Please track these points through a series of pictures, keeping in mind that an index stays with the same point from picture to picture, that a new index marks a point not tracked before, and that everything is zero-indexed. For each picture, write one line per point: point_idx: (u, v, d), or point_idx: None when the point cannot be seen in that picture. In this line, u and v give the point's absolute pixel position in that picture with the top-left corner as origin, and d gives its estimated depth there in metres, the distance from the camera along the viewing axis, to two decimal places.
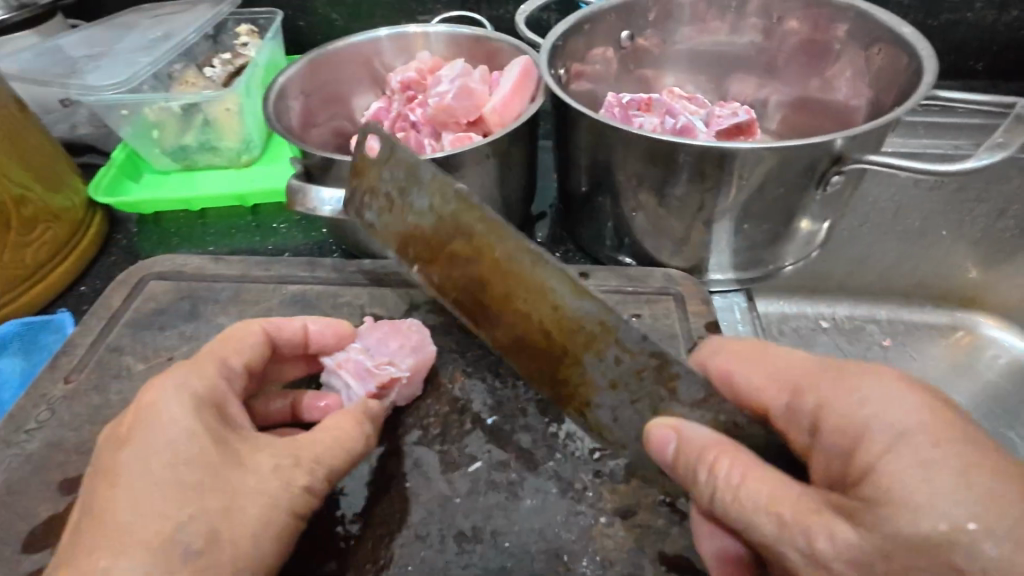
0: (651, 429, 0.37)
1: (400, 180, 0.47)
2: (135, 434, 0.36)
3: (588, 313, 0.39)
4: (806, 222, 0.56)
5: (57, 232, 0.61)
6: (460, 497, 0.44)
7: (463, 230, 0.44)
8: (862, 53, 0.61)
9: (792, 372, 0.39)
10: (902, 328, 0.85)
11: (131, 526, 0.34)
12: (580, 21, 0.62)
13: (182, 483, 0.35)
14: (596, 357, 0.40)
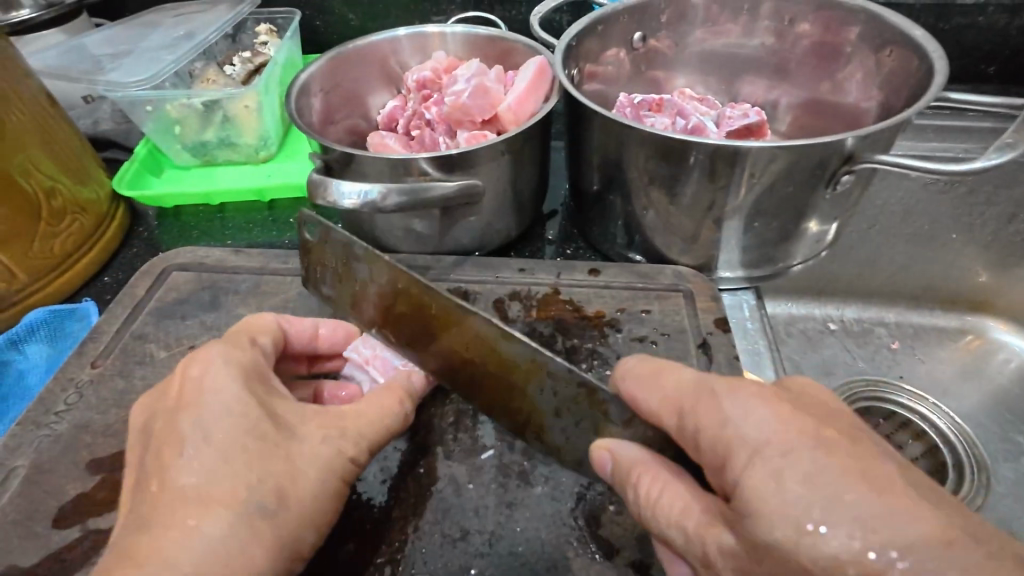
0: (591, 454, 0.40)
1: (340, 258, 0.51)
2: (186, 404, 0.38)
3: (520, 351, 0.42)
4: (815, 221, 0.57)
5: (84, 223, 0.64)
6: (474, 483, 0.46)
7: (400, 291, 0.47)
8: (873, 55, 0.62)
9: (672, 388, 0.37)
10: (911, 330, 0.85)
11: (191, 489, 0.35)
12: (593, 22, 0.63)
13: (233, 453, 0.36)
14: (538, 389, 0.42)
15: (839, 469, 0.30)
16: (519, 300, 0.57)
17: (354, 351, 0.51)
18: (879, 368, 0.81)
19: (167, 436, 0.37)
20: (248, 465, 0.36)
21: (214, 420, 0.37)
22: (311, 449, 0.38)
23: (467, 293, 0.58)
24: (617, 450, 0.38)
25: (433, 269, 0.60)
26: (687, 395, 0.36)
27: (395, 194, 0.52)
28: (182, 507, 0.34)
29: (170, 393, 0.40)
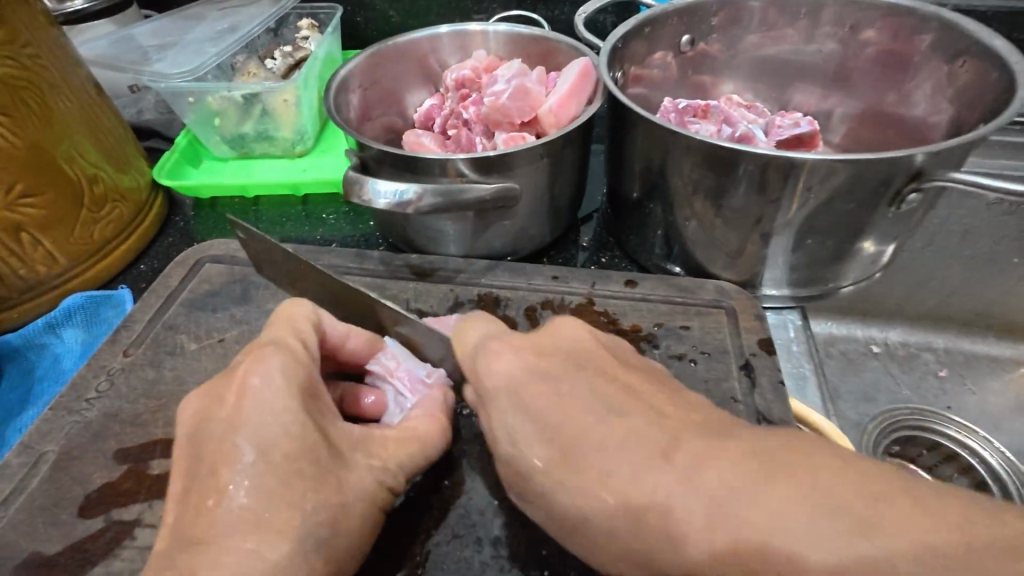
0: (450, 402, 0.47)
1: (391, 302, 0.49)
2: (242, 422, 0.37)
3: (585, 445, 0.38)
4: (871, 241, 0.53)
5: (122, 211, 0.64)
6: (497, 500, 0.44)
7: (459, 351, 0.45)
8: (944, 66, 0.58)
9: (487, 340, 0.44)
10: (962, 357, 0.80)
11: (240, 513, 0.34)
12: (641, 24, 0.61)
13: (285, 478, 0.36)
14: None
15: (556, 399, 0.38)
16: (552, 309, 0.55)
17: (376, 362, 0.49)
18: (924, 397, 0.76)
19: (218, 454, 0.36)
20: (298, 493, 0.36)
21: (271, 441, 0.36)
22: (358, 480, 0.39)
23: (498, 299, 0.56)
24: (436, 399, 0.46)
25: (464, 272, 0.58)
26: (480, 342, 0.44)
27: (429, 194, 0.51)
28: (232, 532, 0.34)
29: (221, 406, 0.38)
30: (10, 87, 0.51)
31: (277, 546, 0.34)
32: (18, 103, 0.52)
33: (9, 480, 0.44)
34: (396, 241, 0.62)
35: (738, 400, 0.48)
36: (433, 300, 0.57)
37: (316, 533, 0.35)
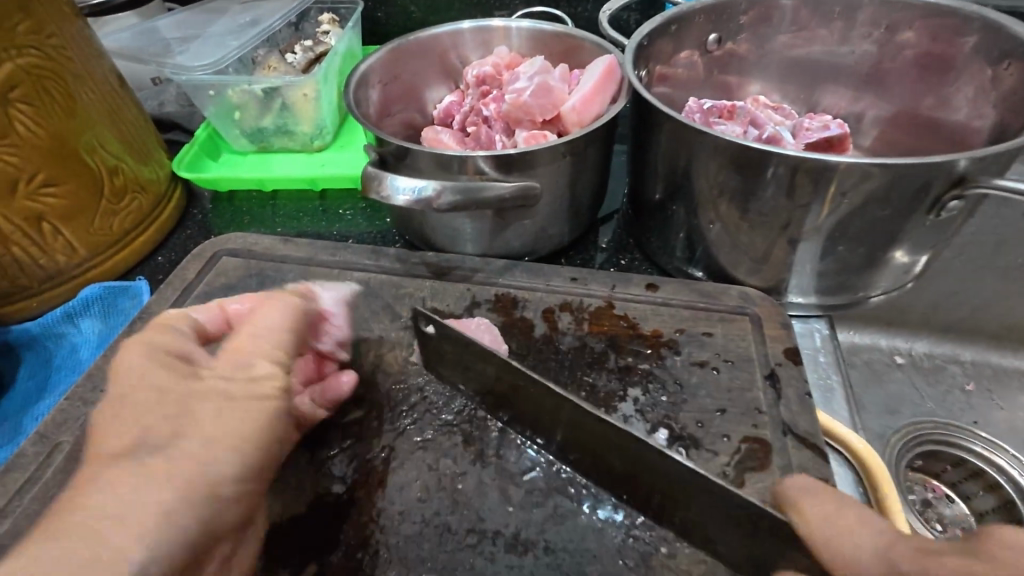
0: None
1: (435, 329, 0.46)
2: (112, 393, 0.39)
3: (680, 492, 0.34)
4: (903, 252, 0.52)
5: (142, 203, 0.64)
6: (514, 506, 0.41)
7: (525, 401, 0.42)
8: (987, 69, 0.55)
9: (830, 520, 0.33)
10: (988, 371, 0.78)
11: (103, 456, 0.36)
12: (668, 21, 0.59)
13: (155, 414, 0.37)
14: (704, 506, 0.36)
15: None
16: (571, 312, 0.54)
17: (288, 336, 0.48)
18: (950, 411, 0.75)
19: (98, 429, 0.38)
20: (137, 423, 0.37)
21: (129, 394, 0.38)
22: (203, 396, 0.39)
23: (516, 299, 0.55)
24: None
25: (482, 271, 0.57)
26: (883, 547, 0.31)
27: (449, 192, 0.50)
28: (98, 473, 0.35)
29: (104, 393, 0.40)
30: (32, 76, 0.51)
31: (123, 469, 0.35)
32: (40, 93, 0.52)
33: (24, 470, 0.44)
34: (412, 238, 0.62)
35: (763, 411, 0.46)
36: (450, 298, 0.56)
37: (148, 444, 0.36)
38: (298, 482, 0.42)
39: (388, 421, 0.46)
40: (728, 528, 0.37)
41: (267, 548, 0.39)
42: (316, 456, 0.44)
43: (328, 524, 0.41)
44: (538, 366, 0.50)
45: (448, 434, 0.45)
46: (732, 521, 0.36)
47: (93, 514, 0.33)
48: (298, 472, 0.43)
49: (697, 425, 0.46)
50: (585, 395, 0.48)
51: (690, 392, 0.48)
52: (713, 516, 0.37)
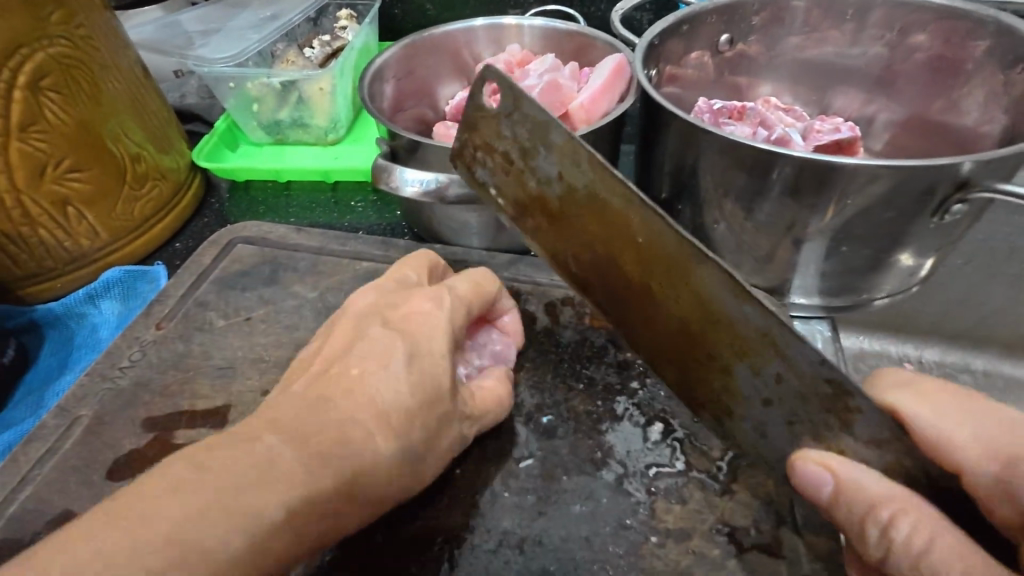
0: (799, 468, 0.35)
1: (523, 138, 0.42)
2: (407, 330, 0.43)
3: (748, 319, 0.35)
4: (908, 255, 0.52)
5: (162, 190, 0.67)
6: (509, 491, 0.42)
7: (595, 203, 0.40)
8: (999, 73, 0.55)
9: (953, 420, 0.36)
10: (1001, 382, 0.76)
11: (368, 394, 0.39)
12: (680, 22, 0.60)
13: (425, 395, 0.41)
14: (752, 370, 0.36)
15: None
16: (573, 306, 0.54)
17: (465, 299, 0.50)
18: None
19: (368, 350, 0.42)
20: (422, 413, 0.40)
21: (419, 360, 0.42)
22: (459, 412, 0.42)
23: (520, 292, 0.56)
24: (845, 473, 0.33)
25: (488, 264, 0.58)
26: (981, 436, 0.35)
27: (456, 183, 0.51)
28: (359, 404, 0.38)
29: (394, 312, 0.45)
30: (63, 66, 0.53)
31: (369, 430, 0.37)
32: (70, 83, 0.54)
33: (44, 441, 0.46)
34: (422, 231, 0.63)
35: None
36: None
37: (413, 438, 0.39)
38: None
39: None
40: (750, 385, 0.37)
41: None
42: None
43: None
44: (540, 357, 0.50)
45: None
46: (764, 380, 0.36)
47: (312, 442, 0.35)
48: None
49: (692, 421, 0.45)
50: (581, 388, 0.48)
51: None
52: (737, 371, 0.37)
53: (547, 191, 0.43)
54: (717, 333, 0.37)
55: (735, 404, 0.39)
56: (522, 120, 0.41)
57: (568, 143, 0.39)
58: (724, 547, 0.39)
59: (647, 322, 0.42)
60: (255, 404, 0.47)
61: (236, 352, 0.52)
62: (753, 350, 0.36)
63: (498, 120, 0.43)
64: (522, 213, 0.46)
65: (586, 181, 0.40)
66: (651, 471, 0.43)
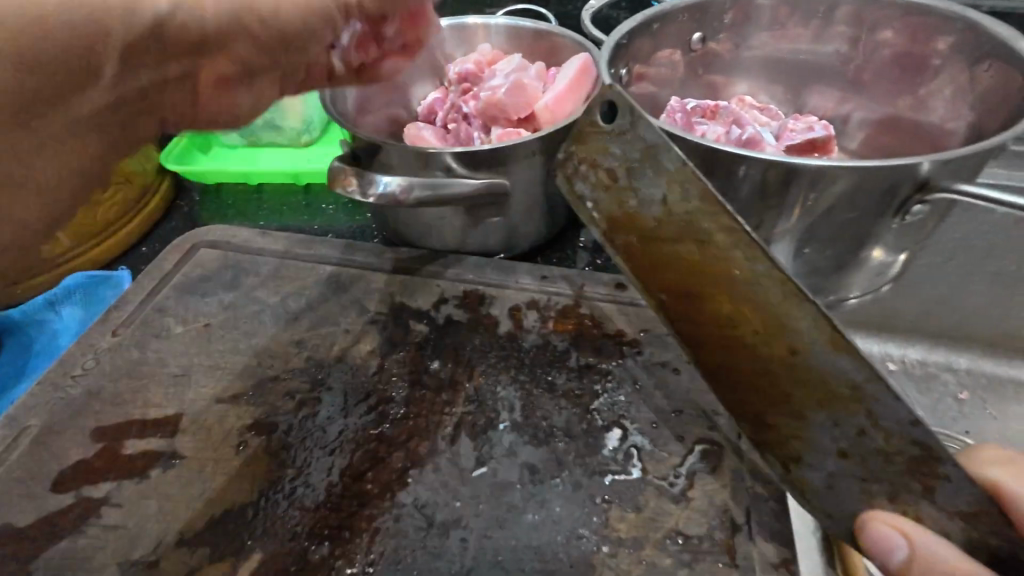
0: (869, 529, 0.32)
1: (632, 158, 0.35)
2: None
3: (839, 371, 0.32)
4: (879, 250, 0.51)
5: (128, 193, 0.66)
6: (461, 501, 0.41)
7: (697, 238, 0.34)
8: (966, 69, 0.55)
9: None
10: (984, 381, 0.73)
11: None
12: (648, 20, 0.59)
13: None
14: (829, 420, 0.34)
15: None
16: (537, 310, 0.53)
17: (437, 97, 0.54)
18: (940, 420, 0.72)
19: None
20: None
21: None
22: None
23: (484, 296, 0.55)
24: (923, 542, 0.30)
25: (453, 267, 0.57)
26: None
27: (412, 188, 0.50)
28: None
29: None
30: None
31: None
32: None
33: None
34: (390, 234, 0.62)
35: (720, 413, 0.45)
36: (419, 294, 0.55)
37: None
38: (253, 471, 0.43)
39: (343, 412, 0.46)
40: (826, 436, 0.34)
41: (215, 533, 0.40)
42: (271, 446, 0.44)
43: (276, 511, 0.41)
44: (500, 361, 0.50)
45: (403, 427, 0.45)
46: (843, 432, 0.33)
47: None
48: (252, 462, 0.43)
49: (651, 427, 0.45)
50: (541, 396, 0.47)
51: (648, 392, 0.47)
52: (810, 418, 0.35)
53: (647, 213, 0.36)
54: (801, 381, 0.34)
55: (805, 452, 0.36)
56: (635, 140, 0.34)
57: (682, 169, 0.33)
58: (677, 556, 0.38)
59: (729, 359, 0.37)
60: (208, 412, 0.47)
61: (192, 359, 0.51)
62: (836, 401, 0.33)
63: (607, 138, 0.35)
64: (613, 232, 0.38)
65: (690, 210, 0.34)
66: (607, 478, 0.42)
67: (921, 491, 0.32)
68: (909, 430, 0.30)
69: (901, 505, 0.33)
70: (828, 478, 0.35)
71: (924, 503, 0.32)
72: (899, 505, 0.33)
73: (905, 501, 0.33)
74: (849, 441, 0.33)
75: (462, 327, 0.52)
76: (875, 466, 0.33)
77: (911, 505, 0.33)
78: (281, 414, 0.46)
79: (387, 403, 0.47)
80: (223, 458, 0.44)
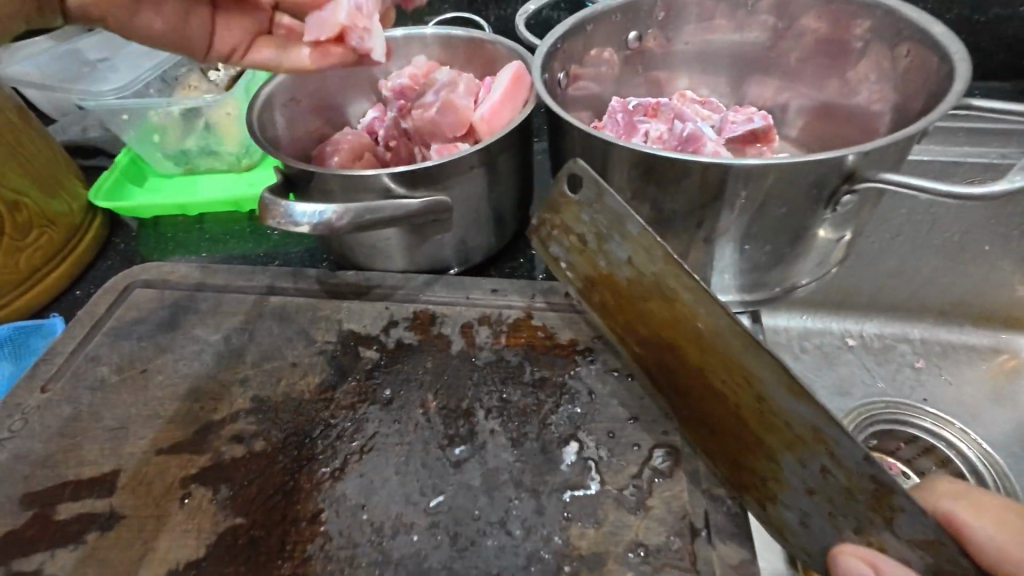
0: (835, 559, 0.33)
1: (600, 226, 0.43)
2: None
3: (801, 416, 0.33)
4: (824, 230, 0.51)
5: (53, 236, 0.63)
6: (417, 533, 0.40)
7: (664, 294, 0.40)
8: (888, 53, 0.56)
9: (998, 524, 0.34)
10: (938, 349, 0.76)
11: None
12: (579, 22, 0.58)
13: None
14: (797, 462, 0.35)
15: None
16: (489, 325, 0.52)
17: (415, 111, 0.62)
18: (900, 390, 0.73)
19: None
20: None
21: None
22: None
23: (435, 315, 0.53)
24: (887, 566, 0.31)
25: (402, 288, 0.55)
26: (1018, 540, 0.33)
27: (352, 213, 0.47)
28: None
29: None
30: None
31: None
32: None
33: None
34: (336, 257, 0.59)
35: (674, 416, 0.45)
36: (367, 319, 0.53)
37: None
38: (198, 525, 0.41)
39: (296, 451, 0.45)
40: (794, 476, 0.36)
41: None
42: (218, 496, 0.42)
43: (224, 567, 0.39)
44: (453, 380, 0.48)
45: (356, 462, 0.44)
46: (811, 472, 0.35)
47: None
48: (197, 514, 0.42)
49: (607, 436, 0.44)
50: (496, 418, 0.46)
51: (603, 401, 0.46)
52: (781, 459, 0.36)
53: (617, 272, 0.44)
54: (771, 426, 0.36)
55: (781, 492, 0.37)
56: (602, 210, 0.42)
57: (642, 236, 0.39)
58: (637, 569, 0.38)
59: (701, 403, 0.41)
60: (147, 466, 0.44)
61: (129, 410, 0.48)
62: (802, 445, 0.34)
63: (578, 207, 0.44)
64: (589, 287, 0.48)
65: (655, 271, 0.39)
66: (565, 495, 0.41)
67: (882, 521, 0.32)
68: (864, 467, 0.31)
69: (865, 536, 0.33)
70: (802, 517, 0.36)
71: (886, 533, 0.32)
72: (864, 536, 0.34)
73: (870, 533, 0.33)
74: (816, 479, 0.35)
75: (414, 351, 0.51)
76: (824, 486, 0.34)
77: (876, 536, 0.33)
78: (226, 459, 0.44)
79: (339, 436, 0.45)
80: (165, 512, 0.42)
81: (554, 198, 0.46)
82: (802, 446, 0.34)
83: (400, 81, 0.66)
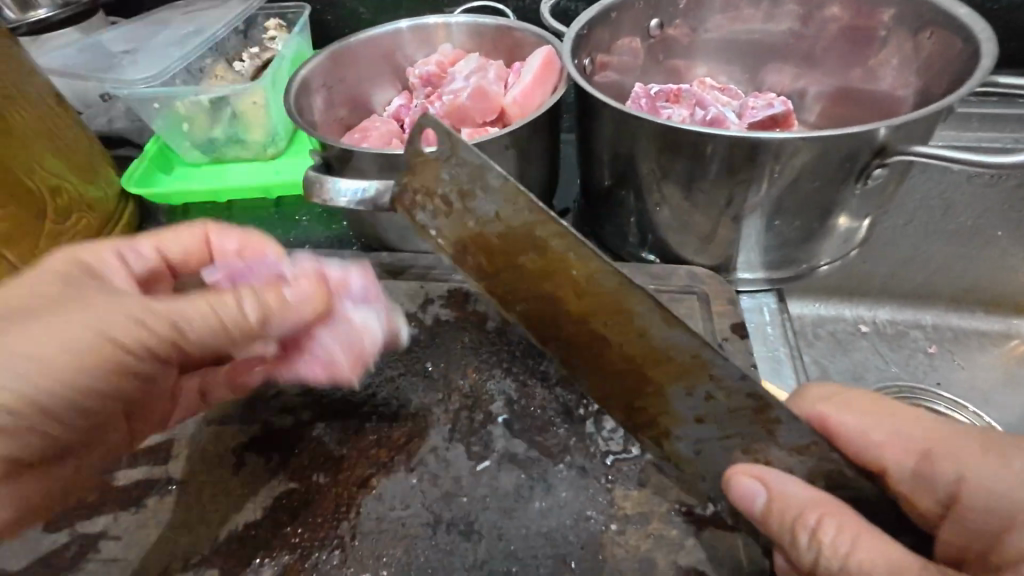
0: (728, 481, 0.35)
1: (460, 180, 0.38)
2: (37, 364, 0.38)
3: (680, 343, 0.34)
4: (844, 218, 0.53)
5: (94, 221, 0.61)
6: (467, 495, 0.42)
7: (537, 244, 0.37)
8: (910, 38, 0.57)
9: (867, 421, 0.39)
10: (950, 334, 0.77)
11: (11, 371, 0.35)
12: (606, 10, 0.60)
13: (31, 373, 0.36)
14: (686, 392, 0.36)
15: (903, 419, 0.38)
16: None
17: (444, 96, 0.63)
18: (913, 374, 0.73)
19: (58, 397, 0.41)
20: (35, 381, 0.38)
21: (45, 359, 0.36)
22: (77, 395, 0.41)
23: (469, 294, 0.54)
24: (774, 481, 0.34)
25: (437, 268, 0.56)
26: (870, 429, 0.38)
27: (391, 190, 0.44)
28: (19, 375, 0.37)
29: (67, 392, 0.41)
30: None
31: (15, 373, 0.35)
32: None
33: None
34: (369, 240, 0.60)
35: None
36: (402, 297, 0.54)
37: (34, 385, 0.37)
38: (251, 491, 0.43)
39: (340, 423, 0.46)
40: (683, 405, 0.36)
41: (222, 554, 0.40)
42: (270, 463, 0.44)
43: (281, 528, 0.41)
44: (492, 357, 0.49)
45: (402, 429, 0.45)
46: (695, 400, 0.36)
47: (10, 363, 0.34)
48: (251, 480, 0.43)
49: None
50: (537, 389, 0.47)
51: None
52: (672, 391, 0.37)
53: (486, 230, 0.39)
54: (659, 361, 0.36)
55: (672, 425, 0.38)
56: (460, 163, 0.37)
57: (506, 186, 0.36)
58: (681, 526, 0.39)
59: (595, 358, 0.39)
60: (200, 436, 0.46)
61: None
62: (684, 370, 0.35)
63: (435, 165, 0.38)
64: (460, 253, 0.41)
65: (524, 221, 0.36)
66: (608, 459, 0.43)
67: None
68: (742, 385, 0.33)
69: (751, 454, 0.36)
70: (694, 446, 0.38)
71: (772, 447, 0.35)
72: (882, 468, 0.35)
73: None
74: (703, 406, 0.36)
75: (451, 327, 0.52)
76: None
77: (761, 452, 0.36)
78: (276, 430, 0.46)
79: (386, 406, 0.47)
80: (221, 479, 0.43)
81: (410, 158, 0.40)
82: (693, 374, 0.35)
83: (428, 70, 0.68)
